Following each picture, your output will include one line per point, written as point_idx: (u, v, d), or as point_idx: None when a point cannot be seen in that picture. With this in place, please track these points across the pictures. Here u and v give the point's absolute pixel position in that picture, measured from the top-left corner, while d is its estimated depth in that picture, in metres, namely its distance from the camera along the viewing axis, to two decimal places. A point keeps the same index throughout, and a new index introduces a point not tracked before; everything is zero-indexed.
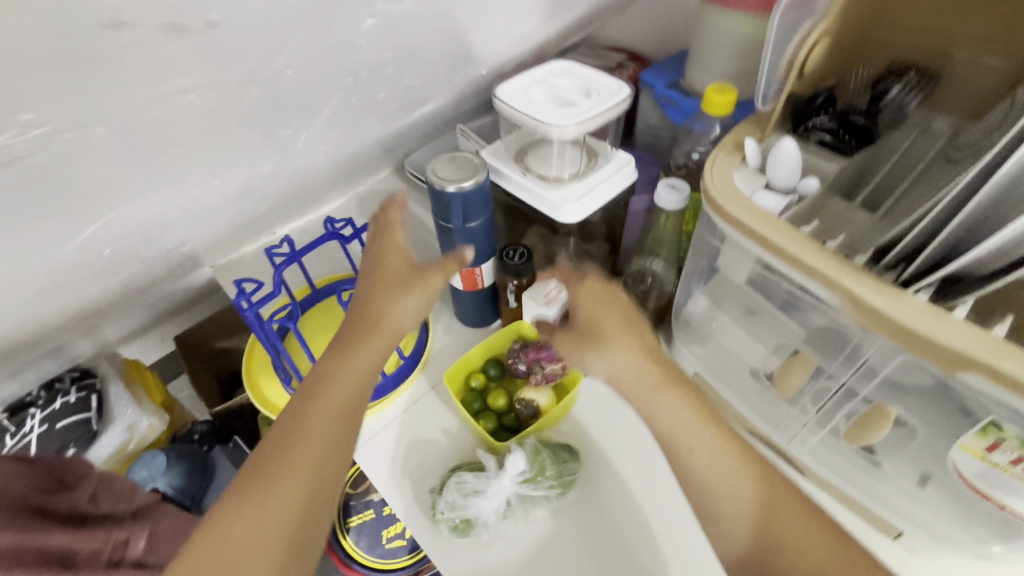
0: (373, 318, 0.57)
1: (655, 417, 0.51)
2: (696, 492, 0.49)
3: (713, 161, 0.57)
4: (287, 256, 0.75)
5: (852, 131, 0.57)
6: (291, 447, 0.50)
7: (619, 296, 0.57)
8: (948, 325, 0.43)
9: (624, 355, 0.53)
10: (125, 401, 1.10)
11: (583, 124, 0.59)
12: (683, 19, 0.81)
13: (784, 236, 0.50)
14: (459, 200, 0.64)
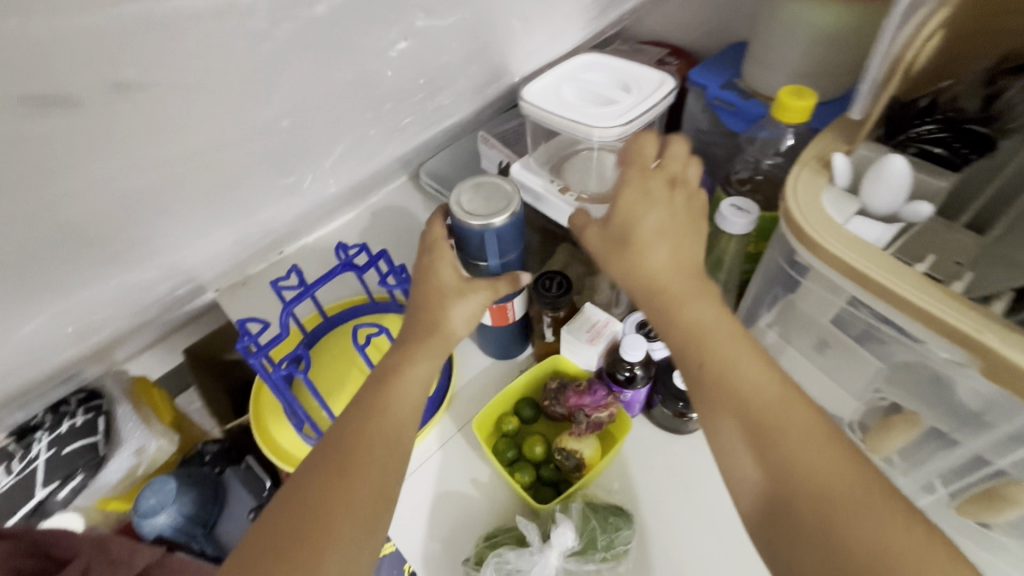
0: (433, 321, 0.51)
1: (681, 314, 0.45)
2: (708, 408, 0.42)
3: (795, 179, 0.48)
4: (298, 289, 0.67)
5: (965, 141, 0.48)
6: (361, 445, 0.43)
7: (671, 196, 0.50)
8: None
9: (658, 258, 0.47)
10: (132, 422, 0.90)
11: (632, 122, 0.50)
12: (737, 8, 0.71)
13: (892, 273, 0.40)
14: (491, 236, 0.55)
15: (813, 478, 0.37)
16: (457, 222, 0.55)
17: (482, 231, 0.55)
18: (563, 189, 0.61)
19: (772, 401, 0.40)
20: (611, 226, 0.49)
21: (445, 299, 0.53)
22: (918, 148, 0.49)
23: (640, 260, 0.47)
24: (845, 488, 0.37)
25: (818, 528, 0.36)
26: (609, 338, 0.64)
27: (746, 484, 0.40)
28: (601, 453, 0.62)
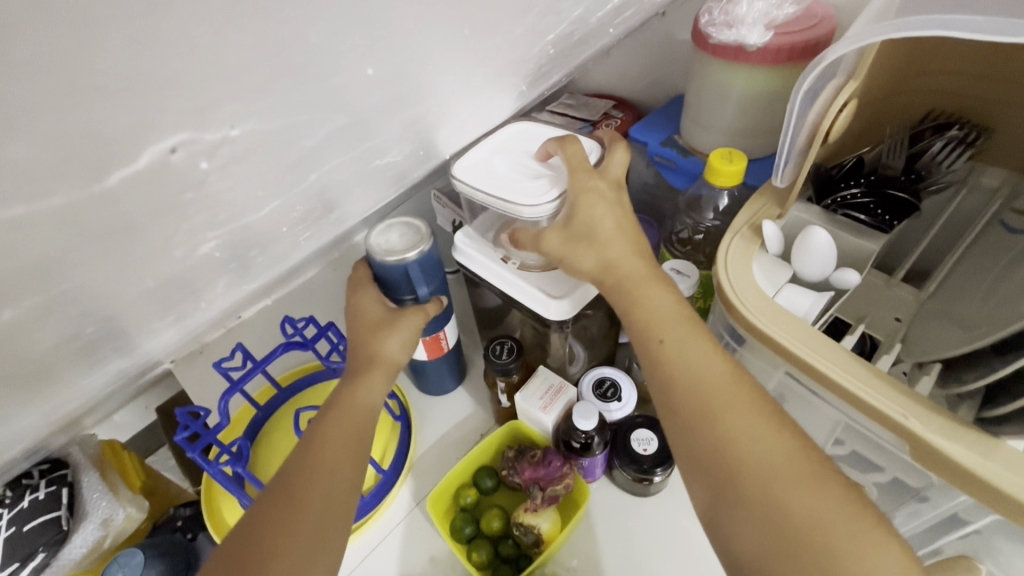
0: (368, 354, 0.51)
1: (637, 299, 0.45)
2: (658, 387, 0.41)
3: (727, 248, 0.47)
4: (243, 370, 0.65)
5: (890, 206, 0.48)
6: (309, 468, 0.43)
7: (621, 194, 0.49)
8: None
9: (617, 249, 0.47)
10: (101, 491, 0.73)
11: (562, 197, 0.50)
12: (676, 63, 0.72)
13: (818, 352, 0.40)
14: (414, 266, 0.56)
15: (755, 454, 0.36)
16: (376, 261, 0.55)
17: (403, 266, 0.55)
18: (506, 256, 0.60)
19: (716, 381, 0.39)
20: (570, 225, 0.48)
21: (378, 330, 0.53)
22: (845, 213, 0.48)
23: (601, 256, 0.47)
24: (785, 462, 0.36)
25: (757, 503, 0.35)
26: (564, 404, 0.62)
27: (691, 464, 0.39)
28: (560, 526, 0.59)
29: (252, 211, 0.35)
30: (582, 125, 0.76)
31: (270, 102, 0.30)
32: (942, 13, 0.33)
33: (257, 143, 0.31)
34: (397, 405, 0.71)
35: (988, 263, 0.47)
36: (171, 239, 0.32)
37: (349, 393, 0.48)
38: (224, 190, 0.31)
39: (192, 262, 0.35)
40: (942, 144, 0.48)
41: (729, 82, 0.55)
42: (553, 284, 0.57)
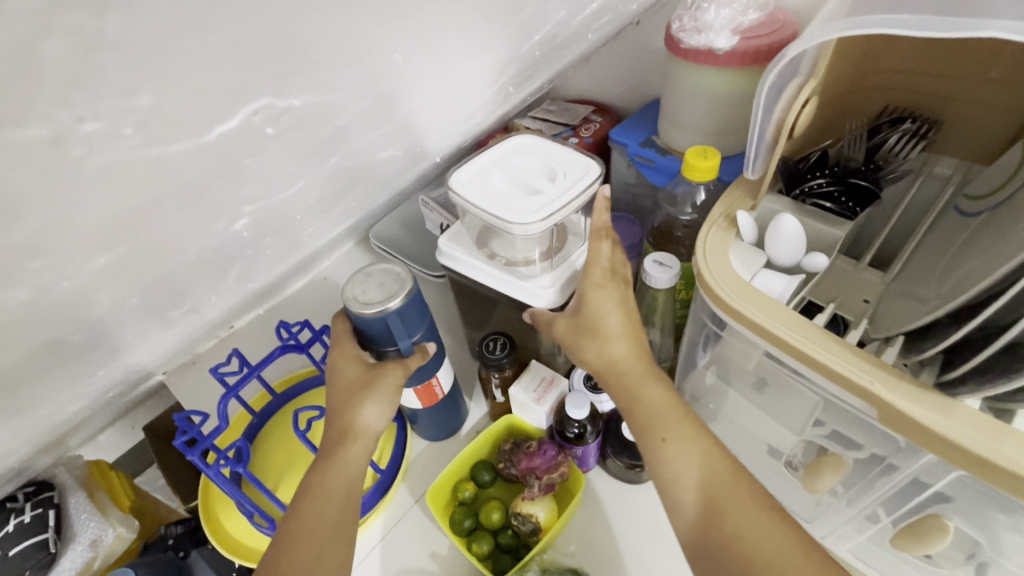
0: (343, 426, 0.55)
1: (639, 400, 0.51)
2: (662, 482, 0.47)
3: (704, 237, 0.50)
4: (239, 374, 0.66)
5: (853, 194, 0.51)
6: (290, 549, 0.49)
7: (626, 292, 0.56)
8: (974, 424, 0.36)
9: (619, 349, 0.53)
10: (88, 511, 0.73)
11: (550, 218, 0.52)
12: (649, 69, 0.76)
13: (788, 327, 0.43)
14: (394, 317, 0.57)
15: (749, 538, 0.42)
16: (355, 314, 0.57)
17: (383, 317, 0.57)
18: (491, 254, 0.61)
19: (714, 475, 0.45)
20: (578, 318, 0.54)
21: (354, 396, 0.56)
22: (813, 202, 0.52)
23: (602, 351, 0.53)
24: (787, 558, 0.40)
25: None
26: (557, 396, 0.64)
27: (701, 548, 0.44)
28: (557, 513, 0.61)
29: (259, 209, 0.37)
30: (562, 130, 0.79)
31: (282, 104, 0.32)
32: (885, 13, 0.36)
33: (270, 145, 0.33)
34: None
35: (943, 245, 0.51)
36: (184, 234, 0.34)
37: (324, 473, 0.53)
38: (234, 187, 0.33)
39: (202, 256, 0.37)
40: (897, 136, 0.52)
41: (701, 84, 0.58)
42: (544, 276, 0.59)
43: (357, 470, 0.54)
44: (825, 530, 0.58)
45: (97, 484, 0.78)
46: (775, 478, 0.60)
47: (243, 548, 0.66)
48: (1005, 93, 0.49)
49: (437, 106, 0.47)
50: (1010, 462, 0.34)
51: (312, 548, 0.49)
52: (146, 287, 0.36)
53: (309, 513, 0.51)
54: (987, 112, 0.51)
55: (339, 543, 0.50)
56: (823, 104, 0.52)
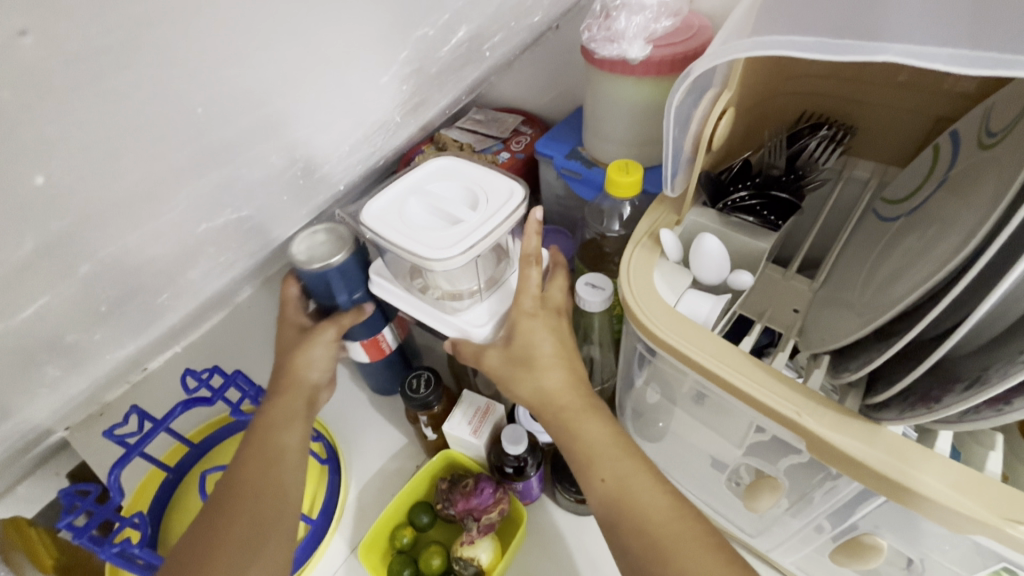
0: (290, 368, 0.59)
1: (579, 433, 0.49)
2: (581, 469, 0.48)
3: (628, 259, 0.48)
4: (140, 434, 0.59)
5: (775, 206, 0.50)
6: (236, 491, 0.50)
7: (561, 321, 0.55)
8: (931, 468, 0.34)
9: (554, 379, 0.51)
10: None
11: (470, 250, 0.47)
12: (575, 76, 0.73)
13: (721, 362, 0.41)
14: (334, 274, 0.58)
15: (664, 522, 0.43)
16: (299, 268, 0.57)
17: (329, 272, 0.57)
18: (424, 287, 0.57)
19: (620, 455, 0.47)
20: (511, 348, 0.52)
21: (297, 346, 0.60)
22: (737, 216, 0.50)
23: (538, 383, 0.51)
24: None
25: (628, 520, 0.43)
26: (493, 425, 0.61)
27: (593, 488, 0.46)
28: (500, 553, 0.58)
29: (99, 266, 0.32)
30: (492, 143, 0.76)
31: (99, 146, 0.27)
32: (787, 31, 0.34)
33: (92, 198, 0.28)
34: (324, 448, 0.69)
35: (864, 252, 0.51)
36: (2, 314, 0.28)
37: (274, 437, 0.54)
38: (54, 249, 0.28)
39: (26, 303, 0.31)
40: (816, 143, 0.51)
41: (618, 95, 0.56)
42: (477, 311, 0.56)
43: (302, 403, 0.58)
44: (769, 543, 0.56)
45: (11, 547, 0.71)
46: (720, 493, 0.59)
47: None
48: (914, 95, 0.49)
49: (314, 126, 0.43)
50: (980, 513, 0.32)
51: (260, 482, 0.51)
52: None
53: (256, 449, 0.53)
54: (901, 117, 0.50)
55: (289, 470, 0.53)
56: (741, 115, 0.50)
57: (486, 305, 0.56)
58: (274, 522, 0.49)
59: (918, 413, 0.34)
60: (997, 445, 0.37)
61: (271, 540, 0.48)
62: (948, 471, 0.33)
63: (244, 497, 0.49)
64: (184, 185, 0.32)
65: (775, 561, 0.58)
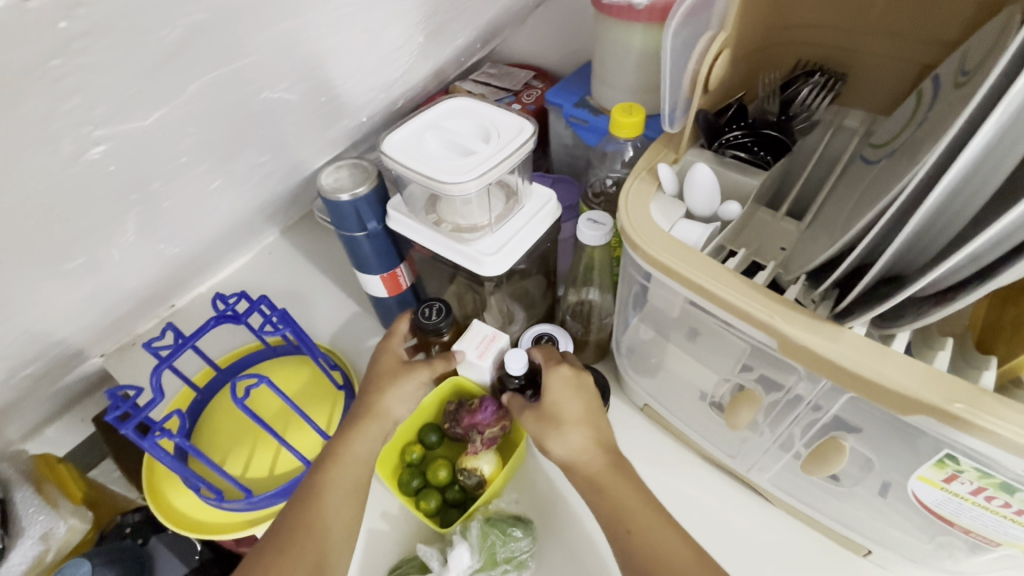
0: (372, 403, 0.61)
1: (603, 488, 0.53)
2: (609, 523, 0.51)
3: (628, 190, 0.52)
4: (174, 347, 0.64)
5: (766, 145, 0.54)
6: (308, 495, 0.55)
7: (590, 389, 0.60)
8: (891, 363, 0.38)
9: (578, 438, 0.56)
10: (37, 506, 0.81)
11: (483, 177, 0.52)
12: (586, 30, 0.76)
13: (713, 279, 0.45)
14: (360, 204, 0.64)
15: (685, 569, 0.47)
16: (327, 199, 0.63)
17: (354, 202, 0.63)
18: (439, 221, 0.62)
19: (639, 508, 0.51)
20: (542, 411, 0.58)
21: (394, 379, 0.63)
22: (730, 153, 0.54)
23: (565, 441, 0.56)
24: None
25: (642, 556, 0.48)
26: (498, 352, 0.64)
27: (620, 529, 0.50)
28: (501, 465, 0.63)
29: (146, 147, 0.36)
30: (504, 95, 0.80)
31: None
32: None
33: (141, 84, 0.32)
34: (341, 375, 0.75)
35: (849, 192, 0.54)
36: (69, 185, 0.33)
37: (347, 442, 0.58)
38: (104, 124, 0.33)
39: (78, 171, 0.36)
40: (808, 89, 0.55)
41: (624, 41, 0.59)
42: (486, 242, 0.60)
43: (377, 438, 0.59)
44: (748, 465, 0.61)
45: (44, 479, 0.87)
46: (706, 421, 0.63)
47: (191, 517, 0.66)
48: (901, 43, 0.52)
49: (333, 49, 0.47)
50: (926, 395, 0.36)
51: (326, 491, 0.55)
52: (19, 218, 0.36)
53: (332, 464, 0.57)
54: (890, 64, 0.53)
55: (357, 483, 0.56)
56: (738, 59, 0.54)
57: (496, 236, 0.60)
58: (326, 535, 0.53)
59: (873, 305, 0.39)
60: (950, 351, 0.42)
61: (325, 551, 0.53)
62: (912, 368, 0.38)
63: (313, 502, 0.54)
64: (223, 78, 0.36)
65: (754, 483, 0.63)
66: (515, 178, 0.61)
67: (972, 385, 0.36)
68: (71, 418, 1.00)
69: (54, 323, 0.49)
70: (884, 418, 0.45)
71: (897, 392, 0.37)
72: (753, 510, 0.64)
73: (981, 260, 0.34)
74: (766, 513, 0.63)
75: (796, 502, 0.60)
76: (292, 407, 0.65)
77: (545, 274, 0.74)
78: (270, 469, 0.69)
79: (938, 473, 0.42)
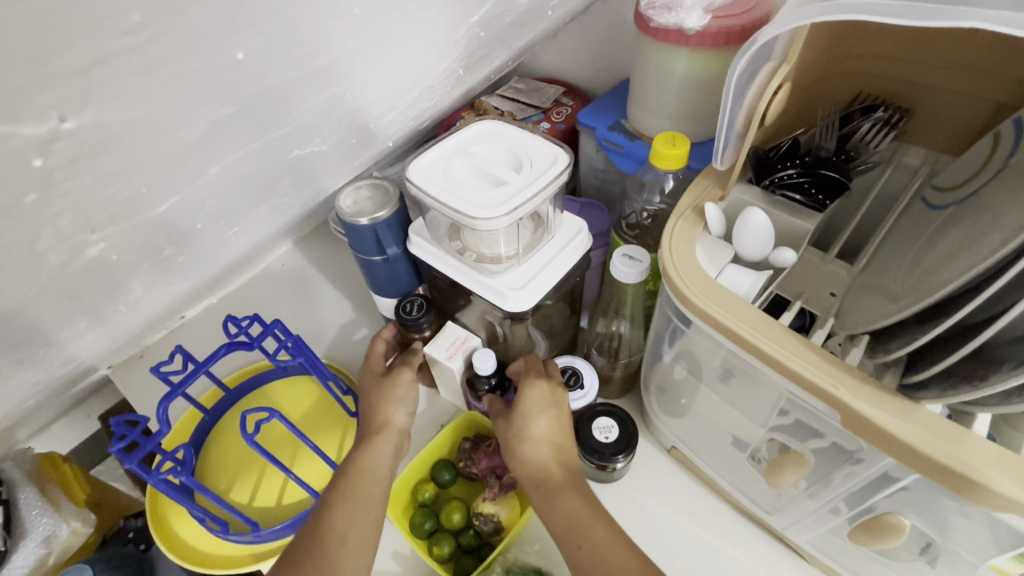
0: (378, 419, 0.59)
1: (559, 507, 0.50)
2: (563, 538, 0.48)
3: (671, 230, 0.48)
4: (183, 374, 0.61)
5: (822, 186, 0.50)
6: (328, 507, 0.51)
7: (563, 406, 0.57)
8: (970, 448, 0.34)
9: (539, 456, 0.54)
10: (39, 509, 0.78)
11: (515, 212, 0.48)
12: (622, 48, 0.72)
13: (766, 337, 0.41)
14: (381, 228, 0.60)
15: None
16: (347, 222, 0.60)
17: (375, 226, 0.60)
18: (463, 250, 0.58)
19: (597, 527, 0.48)
20: (509, 424, 0.57)
21: (385, 395, 0.61)
22: (782, 193, 0.50)
23: (526, 458, 0.54)
24: None
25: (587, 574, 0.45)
26: (467, 354, 0.63)
27: (572, 546, 0.47)
28: (520, 511, 0.59)
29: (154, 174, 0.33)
30: (532, 113, 0.76)
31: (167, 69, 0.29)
32: None
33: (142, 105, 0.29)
34: (353, 401, 0.72)
35: (910, 238, 0.50)
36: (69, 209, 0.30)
37: (362, 455, 0.56)
38: (100, 159, 0.30)
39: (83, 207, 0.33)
40: (870, 125, 0.51)
41: (670, 67, 0.55)
42: (511, 275, 0.57)
43: (388, 458, 0.57)
44: (785, 521, 0.57)
45: (49, 479, 0.84)
46: (741, 471, 0.59)
47: (197, 548, 0.64)
48: (976, 81, 0.47)
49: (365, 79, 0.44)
50: (1008, 488, 0.32)
51: (343, 501, 0.52)
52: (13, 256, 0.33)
53: (349, 477, 0.54)
54: (961, 103, 0.49)
55: (370, 491, 0.53)
56: (795, 92, 0.50)
57: (524, 269, 0.57)
58: (338, 542, 0.49)
59: (957, 386, 0.35)
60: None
61: (336, 561, 0.48)
62: (988, 453, 0.34)
63: (334, 510, 0.51)
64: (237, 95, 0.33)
65: (790, 540, 0.59)
66: (547, 210, 0.57)
67: None
68: (75, 425, 0.98)
69: (61, 352, 0.46)
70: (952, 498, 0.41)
71: (967, 477, 0.33)
72: (789, 567, 0.60)
73: None
74: (801, 571, 0.60)
75: (836, 565, 0.56)
76: (304, 438, 0.62)
77: (571, 304, 0.71)
78: (277, 499, 0.66)
79: (1018, 566, 0.39)
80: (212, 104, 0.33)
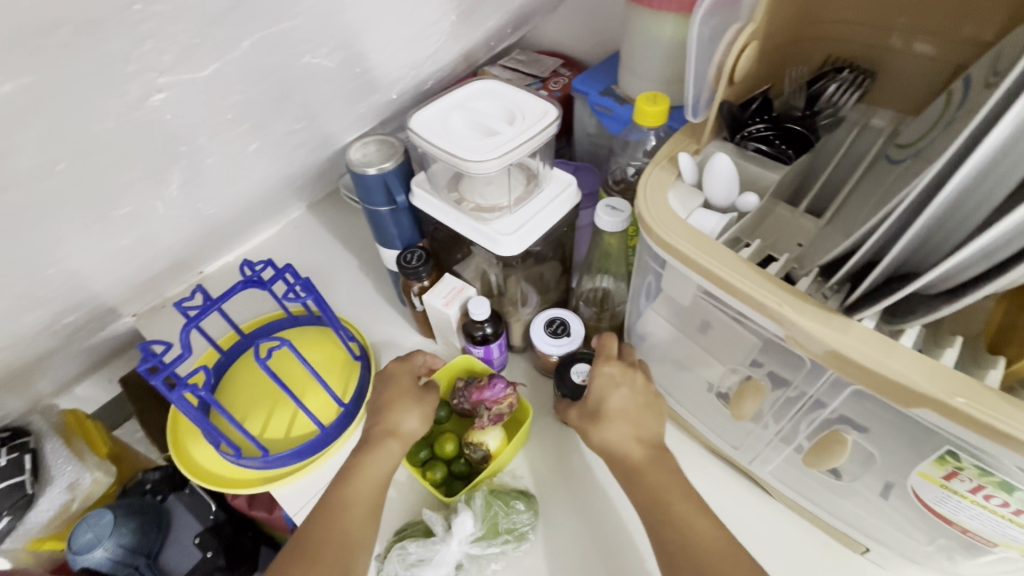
0: (386, 425, 0.60)
1: (640, 480, 0.53)
2: (645, 504, 0.52)
3: (648, 177, 0.53)
4: (202, 307, 0.67)
5: (788, 140, 0.54)
6: (337, 508, 0.54)
7: (642, 381, 0.59)
8: (899, 357, 0.39)
9: (618, 433, 0.55)
10: (65, 457, 0.85)
11: (505, 157, 0.53)
12: (616, 21, 0.77)
13: (729, 269, 0.45)
14: (387, 179, 0.65)
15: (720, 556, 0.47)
16: (355, 172, 0.65)
17: (381, 176, 0.65)
18: (460, 200, 0.63)
19: (677, 498, 0.51)
20: (585, 403, 0.59)
21: (399, 408, 0.61)
22: (753, 146, 0.54)
23: (603, 435, 0.56)
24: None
25: (673, 543, 0.49)
26: (463, 302, 0.68)
27: (656, 516, 0.51)
28: (507, 441, 0.65)
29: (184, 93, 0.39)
30: (531, 81, 0.81)
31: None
32: None
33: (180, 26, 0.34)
34: (358, 346, 0.77)
35: (871, 191, 0.54)
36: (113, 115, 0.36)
37: (364, 461, 0.57)
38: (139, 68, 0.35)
39: (129, 115, 0.39)
40: (836, 86, 0.55)
41: (653, 30, 0.60)
42: (504, 222, 0.62)
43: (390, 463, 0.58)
44: (750, 456, 0.62)
45: (74, 432, 0.91)
46: (712, 412, 0.64)
47: (213, 471, 0.70)
48: (932, 43, 0.51)
49: (363, 6, 0.47)
50: (928, 389, 0.37)
51: (349, 506, 0.54)
52: (70, 159, 0.39)
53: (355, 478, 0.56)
54: (920, 65, 0.53)
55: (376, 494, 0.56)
56: (765, 53, 0.54)
57: (515, 217, 0.62)
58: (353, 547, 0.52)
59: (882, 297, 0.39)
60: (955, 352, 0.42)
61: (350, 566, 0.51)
62: (920, 363, 0.38)
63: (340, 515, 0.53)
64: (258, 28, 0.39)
65: (756, 475, 0.63)
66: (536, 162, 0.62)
67: (995, 391, 0.36)
68: (99, 377, 1.05)
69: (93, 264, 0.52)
70: (888, 413, 0.45)
71: (897, 383, 0.38)
72: (752, 501, 0.64)
73: (994, 255, 0.35)
74: (766, 506, 0.64)
75: (796, 496, 0.60)
76: (313, 372, 0.68)
77: (562, 261, 0.76)
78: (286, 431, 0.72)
79: (939, 470, 0.42)
80: (234, 31, 0.39)
